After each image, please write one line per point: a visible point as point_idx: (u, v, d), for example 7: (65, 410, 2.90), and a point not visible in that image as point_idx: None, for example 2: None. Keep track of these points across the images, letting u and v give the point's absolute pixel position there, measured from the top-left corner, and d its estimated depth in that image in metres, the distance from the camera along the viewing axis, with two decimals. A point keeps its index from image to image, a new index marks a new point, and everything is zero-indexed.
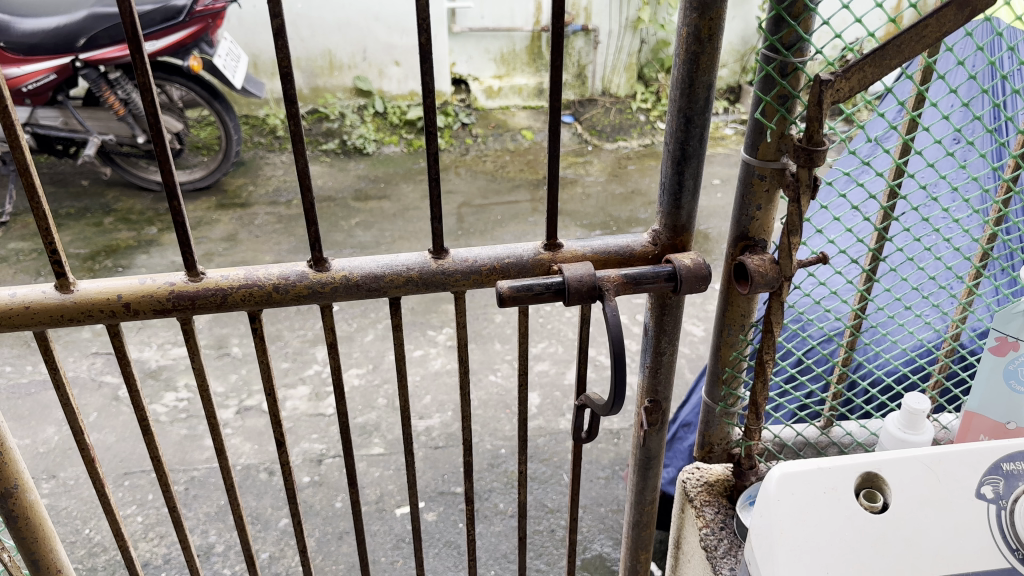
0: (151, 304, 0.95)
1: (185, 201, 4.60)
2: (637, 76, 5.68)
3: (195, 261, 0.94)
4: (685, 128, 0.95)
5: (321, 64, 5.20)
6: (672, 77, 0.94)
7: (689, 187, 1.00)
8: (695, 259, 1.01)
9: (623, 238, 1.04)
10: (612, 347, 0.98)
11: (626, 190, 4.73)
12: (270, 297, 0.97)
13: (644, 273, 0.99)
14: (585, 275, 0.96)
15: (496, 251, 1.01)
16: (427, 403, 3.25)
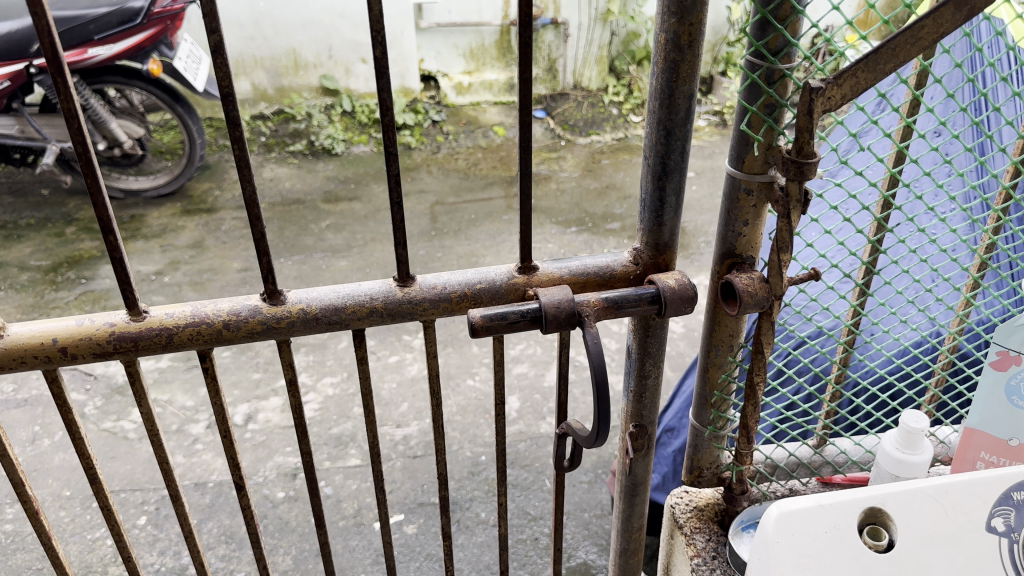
0: (91, 348, 0.88)
1: (149, 208, 4.48)
2: (608, 69, 5.62)
3: (136, 301, 0.87)
4: (664, 140, 0.90)
5: (286, 63, 5.08)
6: (650, 86, 0.90)
7: (671, 204, 0.94)
8: (680, 279, 0.95)
9: (601, 258, 0.98)
10: (595, 377, 0.91)
11: (600, 185, 4.68)
12: (220, 334, 0.90)
13: (625, 296, 0.93)
14: (563, 300, 0.90)
15: (467, 277, 0.95)
16: (404, 411, 3.17)
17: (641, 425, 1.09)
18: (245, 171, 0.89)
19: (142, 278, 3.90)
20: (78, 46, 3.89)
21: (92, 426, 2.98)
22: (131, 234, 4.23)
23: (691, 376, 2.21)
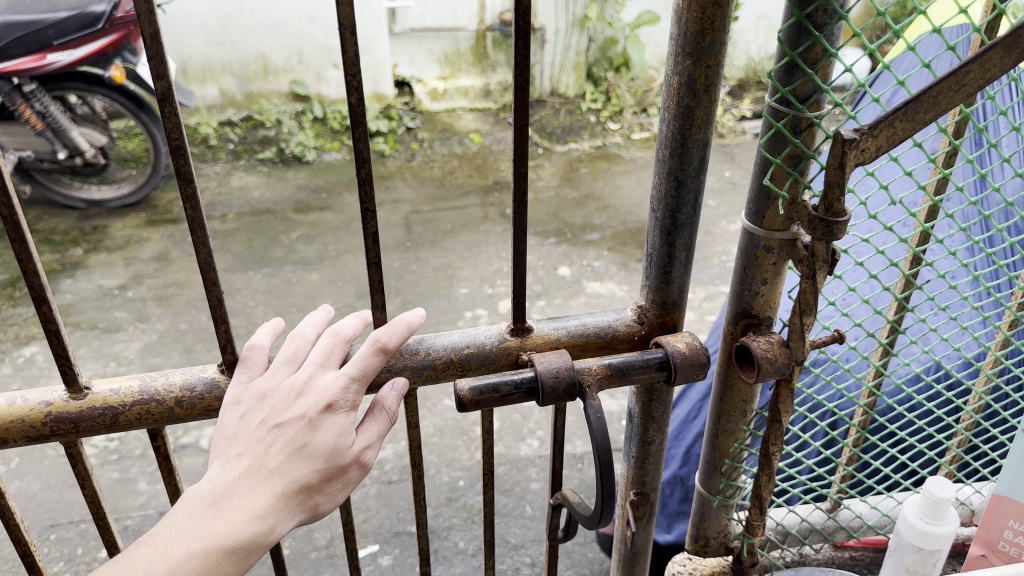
0: (23, 430, 0.90)
1: (112, 218, 4.33)
2: (586, 75, 5.55)
3: (76, 378, 0.90)
4: (675, 191, 0.93)
5: (255, 68, 4.94)
6: (661, 134, 0.91)
7: (680, 260, 0.97)
8: (691, 343, 0.95)
9: (599, 319, 1.00)
10: (596, 449, 0.85)
11: (578, 194, 4.60)
12: (171, 411, 0.93)
13: (632, 363, 0.93)
14: (562, 368, 0.88)
15: (456, 343, 0.96)
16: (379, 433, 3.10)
17: (642, 491, 1.10)
18: (199, 232, 0.91)
19: (104, 292, 3.75)
20: (36, 52, 3.74)
21: (53, 451, 2.88)
22: (94, 246, 4.07)
23: (681, 406, 2.14)
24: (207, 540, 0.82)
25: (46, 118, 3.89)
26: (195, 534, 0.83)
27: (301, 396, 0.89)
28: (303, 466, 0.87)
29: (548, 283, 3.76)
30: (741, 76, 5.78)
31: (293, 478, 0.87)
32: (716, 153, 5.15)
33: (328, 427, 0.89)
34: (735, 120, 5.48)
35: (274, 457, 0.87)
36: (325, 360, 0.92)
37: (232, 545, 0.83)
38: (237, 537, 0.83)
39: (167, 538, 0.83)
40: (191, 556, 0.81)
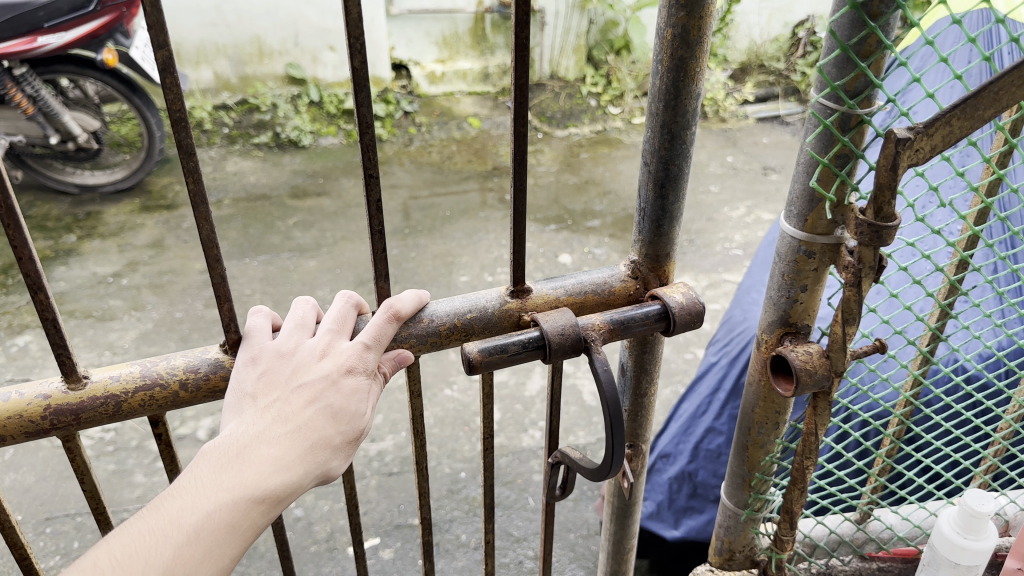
0: (22, 425, 0.86)
1: (106, 204, 4.26)
2: (586, 58, 5.48)
3: (73, 368, 0.86)
4: (669, 144, 0.95)
5: (250, 51, 4.85)
6: (654, 87, 0.93)
7: (669, 212, 1.00)
8: (689, 296, 0.99)
9: (597, 277, 1.02)
10: (603, 401, 0.90)
11: (579, 179, 4.57)
12: (175, 395, 0.89)
13: (633, 316, 0.96)
14: (567, 326, 0.91)
15: (457, 306, 0.97)
16: (379, 424, 3.06)
17: (635, 445, 1.19)
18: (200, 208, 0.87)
19: (99, 280, 3.69)
20: (26, 35, 3.64)
21: (48, 442, 2.83)
22: (87, 232, 4.01)
23: (687, 400, 2.07)
24: (238, 489, 0.84)
25: (37, 102, 3.80)
26: (224, 484, 0.84)
27: (320, 359, 0.91)
28: (325, 424, 0.89)
29: (549, 271, 3.71)
30: (744, 60, 5.71)
31: (317, 435, 0.89)
32: (718, 137, 5.14)
33: (349, 387, 0.90)
34: (737, 105, 5.44)
35: (298, 414, 0.89)
36: (339, 328, 0.93)
37: (262, 494, 0.84)
38: (267, 487, 0.84)
39: (195, 488, 0.83)
40: (221, 506, 0.82)
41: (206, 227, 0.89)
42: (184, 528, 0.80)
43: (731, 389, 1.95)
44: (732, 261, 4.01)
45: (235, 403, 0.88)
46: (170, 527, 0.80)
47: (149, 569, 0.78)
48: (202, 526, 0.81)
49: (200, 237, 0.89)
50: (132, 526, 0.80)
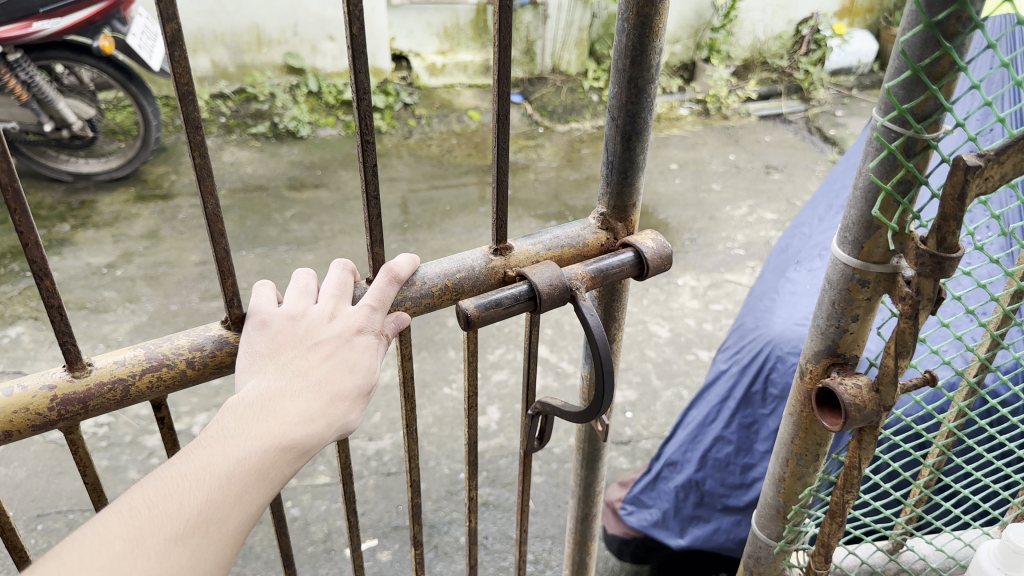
0: (29, 419, 0.80)
1: (100, 192, 4.20)
2: (588, 52, 5.46)
3: (77, 355, 0.80)
4: (636, 97, 0.98)
5: (248, 39, 4.78)
6: (620, 44, 0.97)
7: (634, 165, 1.05)
8: (659, 244, 1.05)
9: (571, 232, 1.04)
10: (592, 345, 0.95)
11: (580, 176, 4.56)
12: (184, 374, 0.85)
13: (610, 265, 1.01)
14: (554, 278, 0.94)
15: (445, 267, 0.95)
16: (377, 422, 3.02)
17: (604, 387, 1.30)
18: (206, 181, 0.84)
19: (93, 270, 3.63)
20: (22, 19, 3.56)
21: (39, 436, 2.78)
22: (81, 221, 3.95)
23: (697, 407, 2.02)
24: (264, 439, 0.82)
25: (32, 89, 3.73)
26: (249, 435, 0.82)
27: (331, 318, 0.89)
28: (344, 377, 0.88)
29: None
30: (746, 57, 5.71)
31: (336, 388, 0.87)
32: (720, 135, 5.11)
33: (363, 345, 0.89)
34: (740, 102, 5.41)
35: (316, 369, 0.87)
36: (341, 293, 0.90)
37: (288, 445, 0.83)
38: (294, 438, 0.83)
39: (219, 440, 0.81)
40: (249, 455, 0.81)
41: (211, 203, 0.86)
42: (213, 476, 0.79)
43: (740, 398, 1.90)
44: (734, 260, 3.98)
45: (251, 360, 0.85)
46: (200, 475, 0.79)
47: (182, 514, 0.76)
48: (231, 475, 0.79)
49: (205, 213, 0.86)
50: (159, 476, 0.78)
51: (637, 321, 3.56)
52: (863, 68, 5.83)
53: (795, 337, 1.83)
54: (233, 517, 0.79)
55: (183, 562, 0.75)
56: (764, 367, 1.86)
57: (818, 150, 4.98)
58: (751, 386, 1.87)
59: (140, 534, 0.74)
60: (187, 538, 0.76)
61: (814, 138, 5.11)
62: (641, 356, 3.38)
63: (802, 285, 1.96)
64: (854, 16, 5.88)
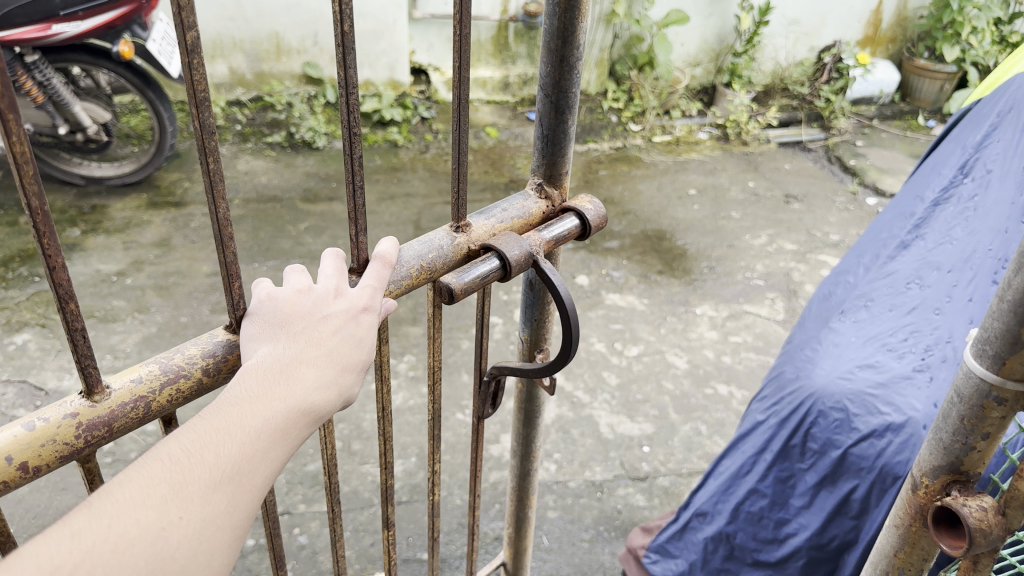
0: (57, 452, 0.72)
1: (112, 197, 4.14)
2: (608, 72, 5.45)
3: (94, 378, 0.73)
4: (568, 74, 1.07)
5: (267, 47, 4.72)
6: (549, 26, 1.04)
7: (562, 138, 1.14)
8: (596, 208, 1.18)
9: (516, 206, 1.12)
10: (559, 305, 1.03)
11: (598, 199, 4.56)
12: (199, 383, 0.81)
13: (559, 232, 1.11)
14: (523, 251, 1.03)
15: (419, 251, 0.97)
16: (388, 447, 2.94)
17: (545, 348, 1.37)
18: (218, 186, 0.77)
19: (102, 278, 3.57)
20: (40, 22, 3.50)
21: None
22: (92, 227, 3.89)
23: (729, 457, 1.97)
24: (291, 397, 0.75)
25: (47, 91, 3.66)
26: (277, 395, 0.75)
27: (335, 296, 0.84)
28: (357, 349, 0.82)
29: None
30: (767, 82, 5.70)
31: (349, 359, 0.81)
32: (739, 161, 5.06)
33: (369, 324, 0.85)
34: (760, 129, 5.37)
35: (331, 339, 0.81)
36: (340, 275, 0.87)
37: (313, 404, 0.77)
38: (318, 400, 0.77)
39: (248, 394, 0.74)
40: (277, 412, 0.74)
41: (223, 209, 0.79)
42: (246, 428, 0.72)
43: (777, 451, 1.83)
44: (753, 291, 3.92)
45: (261, 331, 0.79)
46: (234, 425, 0.72)
47: (217, 464, 0.69)
48: (263, 428, 0.73)
49: (217, 220, 0.79)
50: (191, 425, 0.71)
51: (654, 350, 3.49)
52: (885, 98, 5.80)
53: (838, 392, 1.76)
54: (265, 470, 0.72)
55: (220, 511, 0.68)
56: (805, 421, 1.79)
57: (838, 181, 4.93)
58: (789, 439, 1.81)
59: (180, 479, 0.67)
60: (226, 486, 0.69)
61: (833, 167, 5.06)
62: (658, 388, 3.30)
63: (846, 337, 1.91)
64: (876, 45, 5.86)
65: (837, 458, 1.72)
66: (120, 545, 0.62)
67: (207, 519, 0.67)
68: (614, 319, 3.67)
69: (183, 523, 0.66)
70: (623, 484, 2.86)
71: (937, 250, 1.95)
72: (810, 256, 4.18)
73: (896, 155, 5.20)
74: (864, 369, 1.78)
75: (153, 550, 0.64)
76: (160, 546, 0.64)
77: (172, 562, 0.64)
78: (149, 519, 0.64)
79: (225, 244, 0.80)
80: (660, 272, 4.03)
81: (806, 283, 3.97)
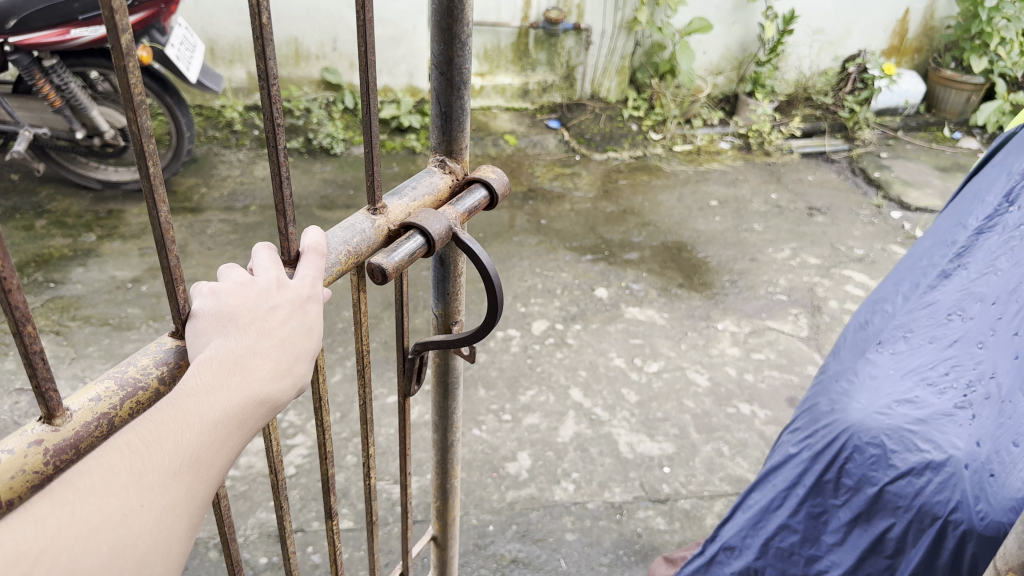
0: (27, 485, 0.65)
1: (128, 202, 4.11)
2: (628, 80, 5.40)
3: (52, 402, 0.67)
4: (457, 48, 1.02)
5: (286, 53, 4.68)
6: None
7: (456, 115, 1.08)
8: (498, 177, 1.16)
9: (425, 183, 1.08)
10: (483, 275, 1.03)
11: (617, 209, 4.50)
12: (158, 394, 0.75)
13: (471, 203, 1.09)
14: (444, 225, 1.01)
15: (341, 237, 0.94)
16: (403, 463, 2.89)
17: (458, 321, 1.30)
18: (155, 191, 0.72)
19: (117, 285, 3.53)
20: (60, 25, 3.44)
21: None
22: (108, 232, 3.86)
23: (758, 491, 1.93)
24: (246, 388, 0.74)
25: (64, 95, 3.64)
26: (233, 385, 0.73)
27: (280, 287, 0.82)
28: (303, 341, 0.82)
29: (585, 305, 3.76)
30: (790, 92, 5.63)
31: (298, 350, 0.81)
32: (762, 172, 4.99)
33: (313, 314, 0.84)
34: (783, 139, 5.29)
35: (281, 329, 0.80)
36: (276, 267, 0.84)
37: (265, 396, 0.76)
38: (270, 391, 0.76)
39: (203, 385, 0.72)
40: (232, 401, 0.73)
41: (163, 211, 0.74)
42: (204, 417, 0.70)
43: (811, 485, 1.77)
44: (777, 306, 3.84)
45: (210, 324, 0.77)
46: (193, 413, 0.70)
47: (178, 452, 0.68)
48: (221, 417, 0.71)
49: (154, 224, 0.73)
50: (153, 411, 0.69)
51: (675, 366, 3.43)
52: (909, 108, 5.71)
53: (875, 426, 1.69)
54: (222, 459, 0.71)
55: (181, 498, 0.67)
56: (839, 456, 1.73)
57: (862, 194, 4.84)
58: (823, 474, 1.74)
59: (142, 467, 0.66)
60: (185, 474, 0.68)
61: (857, 179, 4.97)
62: (679, 406, 3.23)
63: (884, 369, 1.84)
64: (901, 55, 5.78)
65: (872, 495, 1.66)
66: (85, 531, 0.61)
67: (170, 505, 0.66)
68: (634, 333, 3.60)
69: (145, 511, 0.65)
70: (644, 506, 2.80)
71: (981, 283, 1.89)
72: (834, 271, 4.10)
73: (922, 168, 5.11)
74: (903, 404, 1.71)
75: (119, 537, 0.63)
76: (124, 532, 0.63)
77: (136, 548, 0.64)
78: (112, 506, 0.63)
79: (165, 249, 0.75)
80: (681, 285, 3.96)
81: (830, 299, 3.90)
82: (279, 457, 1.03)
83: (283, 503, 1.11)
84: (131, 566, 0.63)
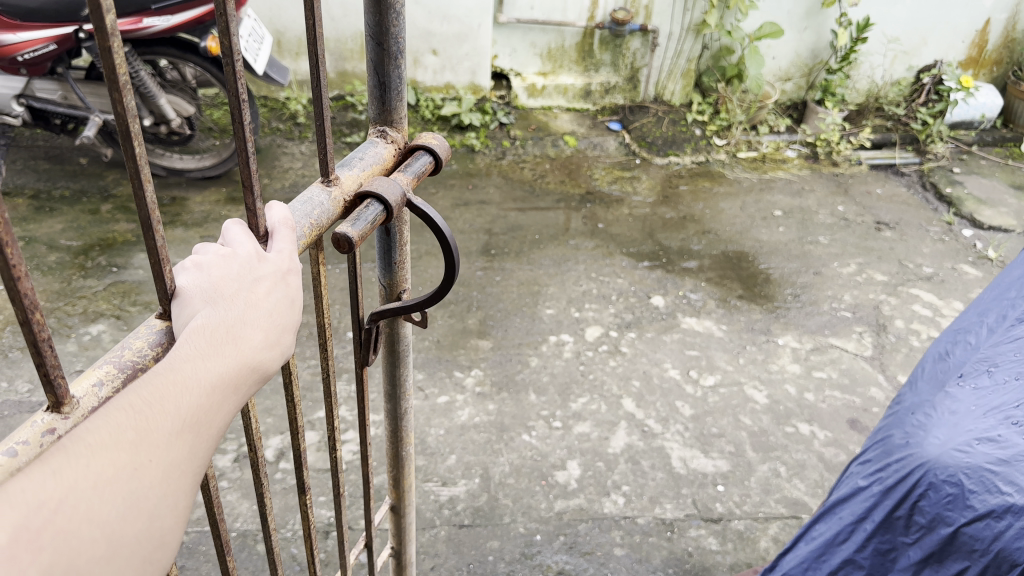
0: None
1: (191, 190, 4.16)
2: (693, 83, 5.31)
3: (58, 391, 0.64)
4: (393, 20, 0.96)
5: (351, 47, 4.69)
6: None
7: (393, 88, 1.03)
8: (439, 142, 1.12)
9: (371, 152, 1.04)
10: (441, 241, 1.01)
11: (677, 215, 4.42)
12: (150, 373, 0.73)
13: (417, 167, 1.06)
14: (398, 191, 0.99)
15: (299, 211, 0.91)
16: (451, 465, 2.86)
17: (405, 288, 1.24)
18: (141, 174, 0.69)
19: None
20: (133, 14, 3.52)
21: None
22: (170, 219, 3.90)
23: (821, 522, 1.86)
24: (241, 353, 0.73)
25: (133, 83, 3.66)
26: (228, 350, 0.72)
27: (260, 259, 0.80)
28: (290, 311, 0.80)
29: (640, 313, 3.69)
30: (860, 101, 5.50)
31: (286, 319, 0.79)
32: (828, 182, 4.85)
33: (297, 285, 0.83)
34: (851, 149, 5.15)
35: (267, 299, 0.78)
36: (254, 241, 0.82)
37: (257, 362, 0.74)
38: (261, 357, 0.75)
39: (196, 351, 0.70)
40: (225, 365, 0.71)
41: (149, 191, 0.71)
42: (202, 378, 0.69)
43: (879, 521, 1.69)
44: (840, 323, 3.72)
45: (197, 296, 0.74)
46: (191, 374, 0.68)
47: (179, 411, 0.67)
48: (217, 380, 0.70)
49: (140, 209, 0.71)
50: (149, 373, 0.67)
51: (732, 381, 3.34)
52: (986, 123, 5.50)
53: (952, 464, 1.60)
54: (220, 420, 0.70)
55: (184, 455, 0.66)
56: (913, 492, 1.64)
57: (933, 210, 4.67)
58: (893, 510, 1.67)
59: (146, 423, 0.64)
60: (187, 434, 0.67)
61: (928, 195, 4.80)
62: (735, 423, 3.15)
63: (964, 404, 1.75)
64: (979, 67, 5.57)
65: (946, 535, 1.57)
66: (100, 483, 0.61)
67: (174, 462, 0.65)
68: (690, 345, 3.53)
69: (153, 466, 0.64)
70: (696, 524, 2.73)
71: None
72: (901, 289, 3.97)
73: (996, 185, 4.92)
74: (983, 442, 1.62)
75: (128, 492, 0.62)
76: (134, 486, 0.63)
77: (146, 501, 0.63)
78: (122, 462, 0.62)
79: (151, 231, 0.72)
80: (740, 296, 3.87)
81: (896, 317, 3.77)
82: (260, 437, 1.00)
83: (262, 479, 1.07)
84: (144, 519, 0.63)
